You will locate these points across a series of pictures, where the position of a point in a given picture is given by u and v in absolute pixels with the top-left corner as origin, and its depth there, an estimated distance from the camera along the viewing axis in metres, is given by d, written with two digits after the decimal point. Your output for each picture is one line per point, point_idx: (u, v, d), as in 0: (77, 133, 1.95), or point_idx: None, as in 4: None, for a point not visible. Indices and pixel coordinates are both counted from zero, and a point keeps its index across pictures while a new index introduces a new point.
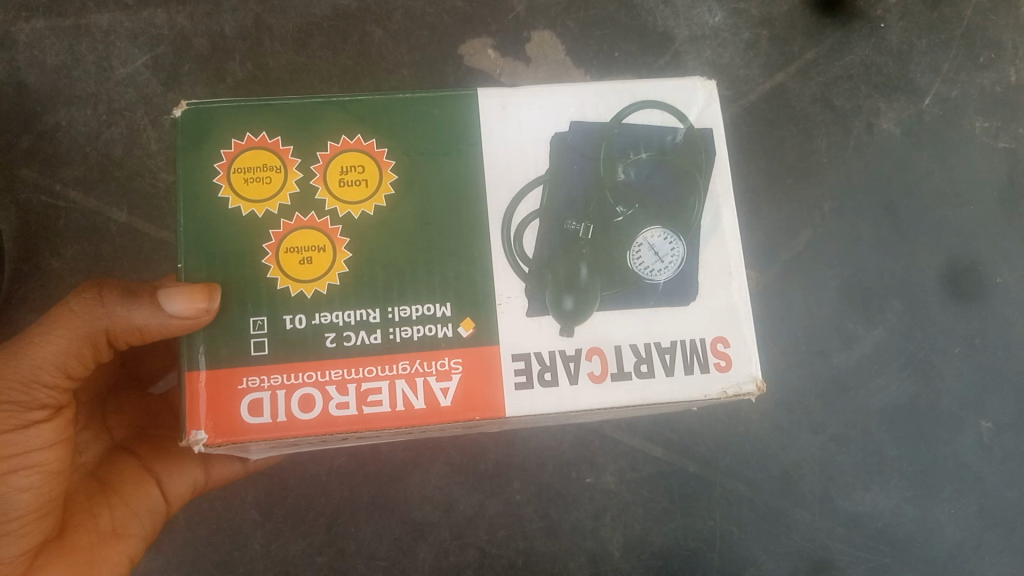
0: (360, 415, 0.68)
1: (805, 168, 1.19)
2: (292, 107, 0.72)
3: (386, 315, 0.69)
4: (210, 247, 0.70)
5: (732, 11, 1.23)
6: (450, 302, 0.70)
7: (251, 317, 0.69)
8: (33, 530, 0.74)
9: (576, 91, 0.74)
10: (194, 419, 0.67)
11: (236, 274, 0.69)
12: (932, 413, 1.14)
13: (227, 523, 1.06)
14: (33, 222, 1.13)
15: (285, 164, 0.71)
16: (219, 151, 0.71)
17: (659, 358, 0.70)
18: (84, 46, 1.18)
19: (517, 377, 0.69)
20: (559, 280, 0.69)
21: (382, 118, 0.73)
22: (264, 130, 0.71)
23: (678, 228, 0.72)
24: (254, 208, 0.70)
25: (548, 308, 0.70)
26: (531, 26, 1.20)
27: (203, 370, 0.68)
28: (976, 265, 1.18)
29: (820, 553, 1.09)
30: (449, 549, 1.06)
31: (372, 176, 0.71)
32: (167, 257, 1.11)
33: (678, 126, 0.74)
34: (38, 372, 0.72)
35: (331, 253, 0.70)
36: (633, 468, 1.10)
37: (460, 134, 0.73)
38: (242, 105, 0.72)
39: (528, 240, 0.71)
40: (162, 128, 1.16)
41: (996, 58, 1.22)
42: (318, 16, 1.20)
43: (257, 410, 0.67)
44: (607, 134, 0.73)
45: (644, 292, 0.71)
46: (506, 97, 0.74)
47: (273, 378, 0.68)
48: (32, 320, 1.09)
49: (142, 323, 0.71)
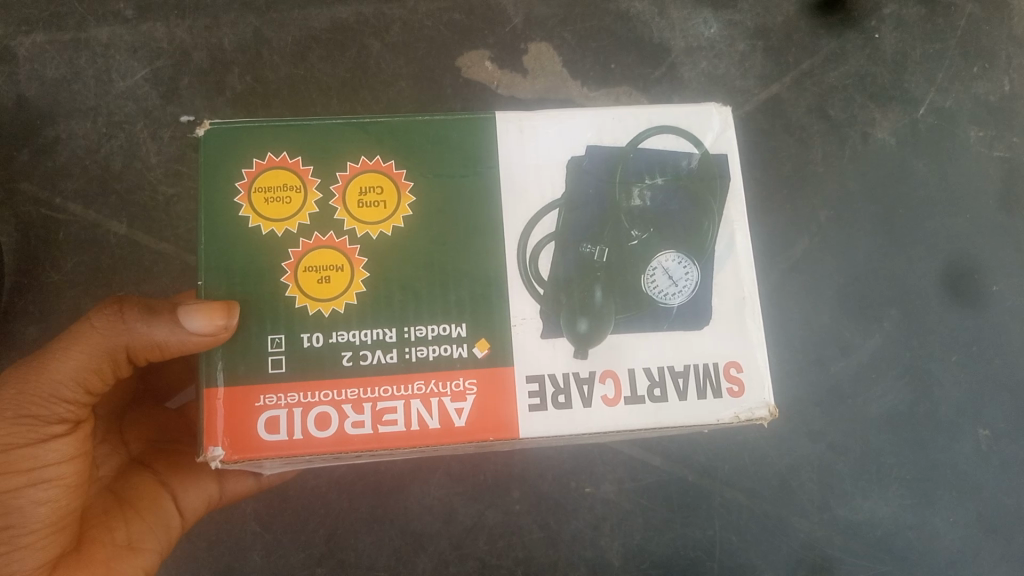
0: (375, 434, 0.69)
1: (801, 178, 1.20)
2: (314, 127, 0.74)
3: (402, 334, 0.70)
4: (231, 265, 0.71)
5: (727, 23, 1.23)
6: (466, 323, 0.71)
7: (270, 335, 0.70)
8: (49, 542, 0.75)
9: (592, 115, 0.76)
10: (212, 435, 0.68)
11: (255, 292, 0.71)
12: (929, 421, 1.14)
13: (228, 536, 1.07)
14: (34, 236, 1.14)
15: (305, 184, 0.72)
16: (240, 171, 0.72)
17: (672, 381, 0.71)
18: (84, 59, 1.19)
19: (530, 398, 0.70)
20: (574, 302, 0.71)
21: (400, 140, 0.74)
22: (285, 150, 0.73)
23: (691, 251, 0.74)
24: (273, 227, 0.71)
25: (562, 330, 0.71)
26: (529, 37, 1.21)
27: (220, 387, 0.69)
28: (972, 273, 1.19)
29: (818, 561, 1.10)
30: (449, 561, 1.07)
31: (391, 196, 0.72)
32: (168, 270, 1.12)
33: (693, 151, 0.75)
34: (57, 386, 0.73)
35: (350, 272, 0.71)
36: (632, 478, 1.10)
37: (477, 157, 0.74)
38: (263, 126, 0.73)
39: (543, 263, 0.72)
40: (162, 141, 1.16)
41: (990, 68, 1.23)
42: (316, 30, 1.20)
43: (274, 428, 0.68)
44: (623, 159, 0.75)
45: (659, 315, 0.72)
46: (522, 120, 0.75)
47: (290, 397, 0.69)
48: (33, 333, 1.10)
49: (161, 341, 0.72)
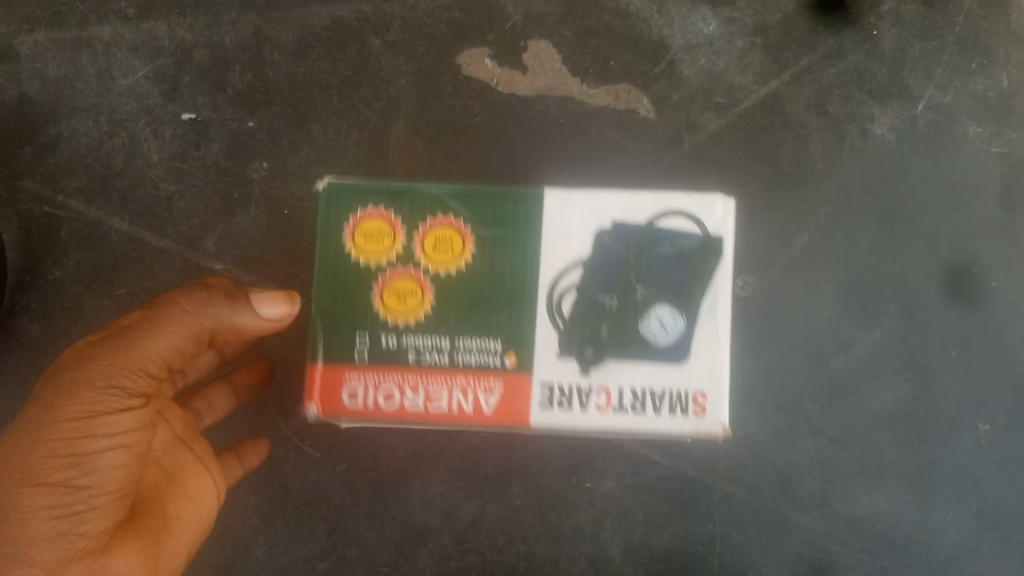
0: (424, 408, 0.93)
1: (801, 174, 1.20)
2: (405, 189, 0.95)
3: (454, 345, 0.93)
4: (336, 285, 0.94)
5: (726, 20, 1.22)
6: (502, 340, 0.93)
7: (358, 335, 0.94)
8: (113, 509, 0.85)
9: (622, 194, 0.93)
10: (310, 395, 0.93)
11: (352, 307, 0.94)
12: (929, 417, 1.15)
13: (231, 530, 1.10)
14: (37, 233, 1.15)
15: (395, 230, 0.94)
16: (349, 216, 0.95)
17: (651, 400, 0.92)
18: (85, 58, 1.19)
19: (542, 398, 0.92)
20: (584, 335, 0.92)
21: (468, 203, 0.94)
22: (381, 203, 0.94)
23: (684, 309, 0.92)
24: (370, 261, 0.94)
25: (573, 354, 0.92)
26: (528, 34, 1.20)
27: (320, 363, 0.93)
28: (971, 269, 1.18)
29: (817, 555, 1.12)
30: (451, 555, 1.09)
31: (458, 245, 0.93)
32: (170, 267, 1.14)
33: (698, 234, 0.92)
34: (147, 360, 0.89)
35: (421, 298, 0.93)
36: (633, 473, 1.11)
37: (529, 213, 0.94)
38: (369, 185, 0.95)
39: (565, 302, 0.92)
40: (164, 139, 1.17)
41: (987, 64, 1.21)
42: (315, 27, 1.19)
43: (354, 399, 0.93)
44: (640, 233, 0.93)
45: (651, 351, 0.92)
46: (565, 194, 0.94)
47: (368, 380, 0.93)
48: (36, 330, 1.13)
49: (242, 324, 0.95)
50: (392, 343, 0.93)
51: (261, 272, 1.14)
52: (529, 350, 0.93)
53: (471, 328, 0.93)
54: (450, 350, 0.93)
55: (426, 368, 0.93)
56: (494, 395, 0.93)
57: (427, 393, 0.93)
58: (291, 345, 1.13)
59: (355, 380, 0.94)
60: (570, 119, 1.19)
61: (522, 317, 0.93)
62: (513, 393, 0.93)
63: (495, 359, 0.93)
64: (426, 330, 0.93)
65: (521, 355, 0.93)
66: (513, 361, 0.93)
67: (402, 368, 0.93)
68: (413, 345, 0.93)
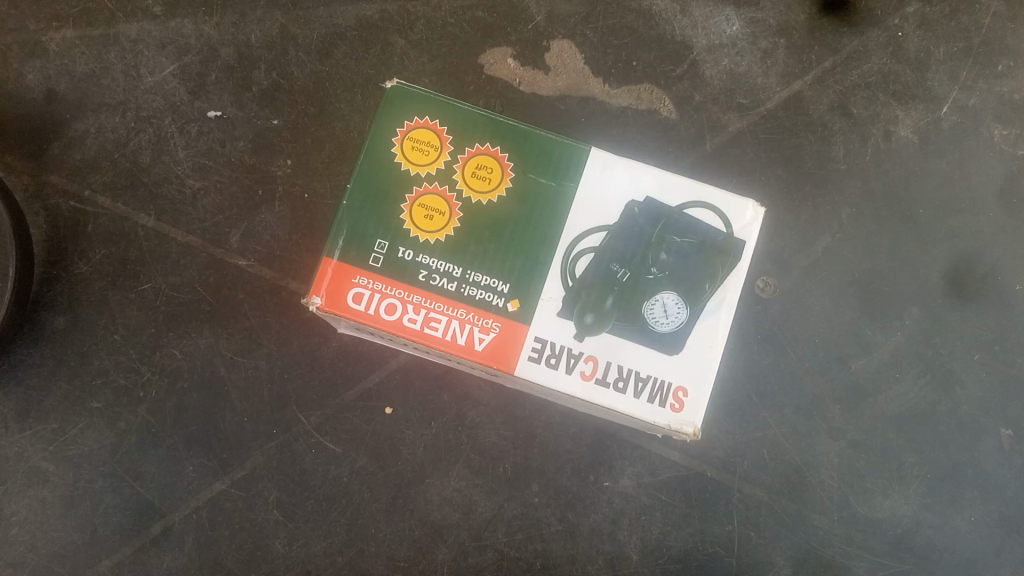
0: (422, 332, 0.93)
1: (823, 175, 1.19)
2: (454, 121, 0.95)
3: (464, 275, 0.92)
4: (371, 178, 0.94)
5: (750, 20, 1.21)
6: (510, 284, 0.92)
7: (378, 239, 0.93)
8: None
9: (663, 174, 0.94)
10: (316, 287, 0.92)
11: (381, 203, 0.93)
12: (950, 421, 1.15)
13: (252, 524, 1.11)
14: (63, 228, 1.16)
15: (441, 146, 0.95)
16: (401, 122, 0.95)
17: (634, 382, 0.91)
18: (113, 54, 1.20)
19: (531, 352, 0.91)
20: (588, 301, 0.91)
21: (510, 149, 0.94)
22: (429, 115, 0.95)
23: (688, 299, 0.91)
24: (413, 167, 0.94)
25: (573, 317, 0.91)
26: (551, 35, 1.21)
27: (334, 258, 0.92)
28: (996, 272, 1.17)
29: (835, 558, 1.12)
30: (469, 551, 1.10)
31: (496, 176, 0.94)
32: (194, 262, 1.16)
33: (722, 230, 0.92)
34: None
35: (447, 218, 0.93)
36: (652, 473, 1.12)
37: (567, 170, 0.94)
38: (422, 98, 0.96)
39: (580, 264, 0.92)
40: (190, 136, 1.18)
41: (1015, 66, 1.20)
42: (341, 26, 1.20)
43: (358, 300, 0.92)
44: (668, 215, 0.93)
45: (645, 331, 0.91)
46: (608, 159, 0.94)
47: (375, 283, 0.92)
48: (62, 323, 1.14)
49: None
50: (406, 256, 0.93)
51: (285, 269, 1.15)
52: (535, 299, 0.92)
53: (485, 265, 0.92)
54: (460, 279, 0.92)
55: (431, 290, 0.92)
56: (489, 335, 0.92)
57: (426, 317, 0.93)
58: (314, 339, 1.13)
59: (364, 284, 0.92)
60: (592, 118, 1.19)
61: (536, 263, 0.92)
62: (508, 337, 0.92)
63: (498, 299, 0.92)
64: (442, 253, 0.93)
65: (525, 302, 0.92)
66: (514, 306, 0.92)
67: (408, 285, 0.92)
68: (425, 264, 0.93)
